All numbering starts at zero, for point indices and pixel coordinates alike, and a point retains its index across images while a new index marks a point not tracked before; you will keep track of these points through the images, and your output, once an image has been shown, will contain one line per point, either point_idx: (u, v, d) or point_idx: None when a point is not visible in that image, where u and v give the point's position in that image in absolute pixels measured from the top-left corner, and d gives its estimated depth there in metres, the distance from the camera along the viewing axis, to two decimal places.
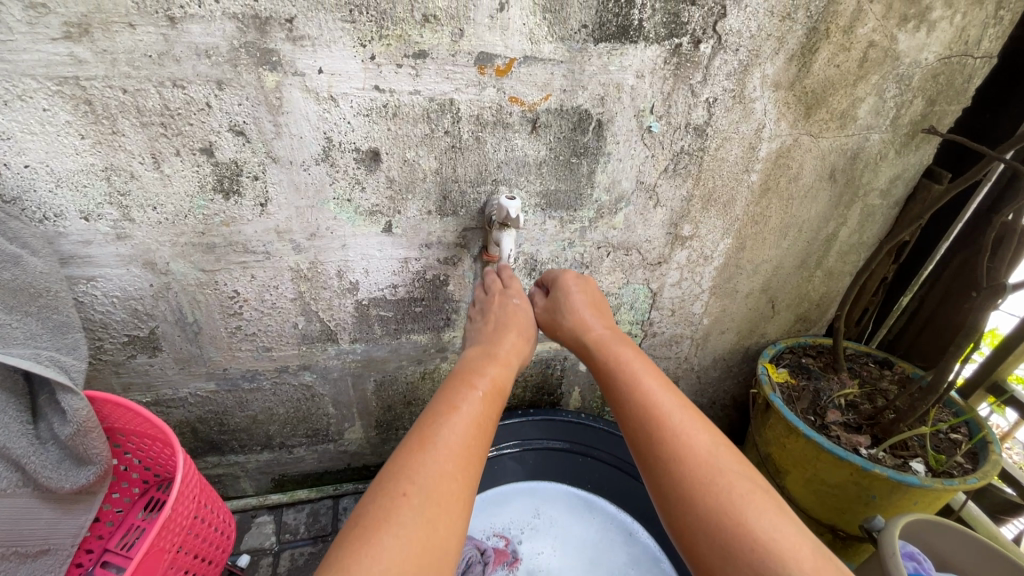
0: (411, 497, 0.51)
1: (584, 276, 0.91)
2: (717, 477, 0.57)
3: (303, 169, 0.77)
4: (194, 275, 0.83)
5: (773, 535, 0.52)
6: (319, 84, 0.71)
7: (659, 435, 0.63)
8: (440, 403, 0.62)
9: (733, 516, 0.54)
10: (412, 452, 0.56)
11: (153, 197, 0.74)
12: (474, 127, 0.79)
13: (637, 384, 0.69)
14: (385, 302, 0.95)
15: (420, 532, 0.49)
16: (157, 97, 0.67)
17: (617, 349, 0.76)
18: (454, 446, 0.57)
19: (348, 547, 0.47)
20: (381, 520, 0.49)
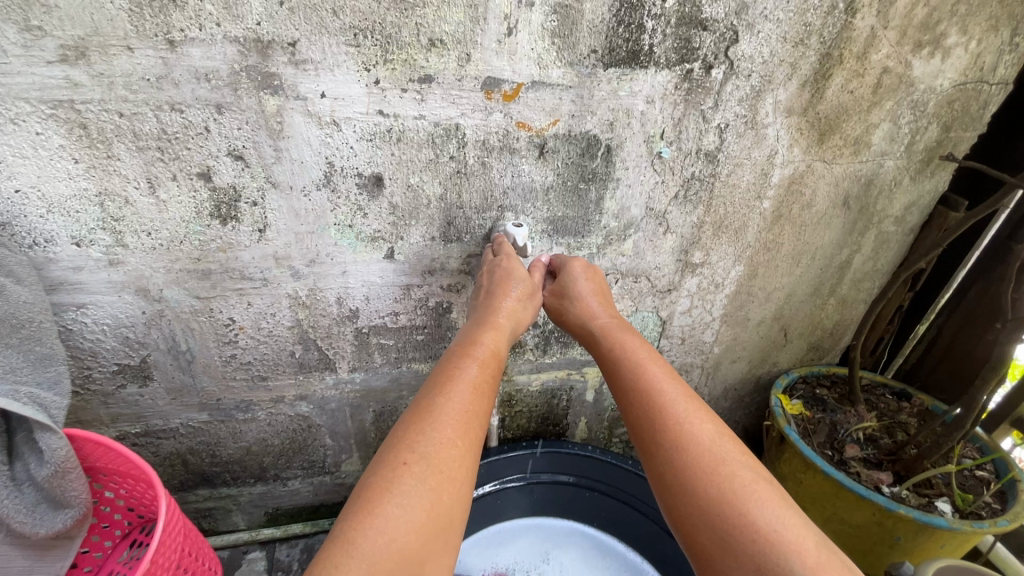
0: (414, 469, 0.53)
1: (593, 265, 0.87)
2: (720, 466, 0.58)
3: (304, 194, 0.75)
4: (188, 302, 0.80)
5: (777, 526, 0.52)
6: (321, 109, 0.69)
7: (661, 422, 0.63)
8: (441, 380, 0.64)
9: (735, 504, 0.54)
10: (415, 429, 0.57)
11: (147, 222, 0.72)
12: (480, 153, 0.77)
13: (642, 374, 0.69)
14: (387, 330, 0.92)
15: (424, 502, 0.51)
16: (154, 120, 0.65)
17: (621, 339, 0.75)
18: (454, 418, 0.59)
19: (353, 519, 0.49)
20: (386, 491, 0.51)
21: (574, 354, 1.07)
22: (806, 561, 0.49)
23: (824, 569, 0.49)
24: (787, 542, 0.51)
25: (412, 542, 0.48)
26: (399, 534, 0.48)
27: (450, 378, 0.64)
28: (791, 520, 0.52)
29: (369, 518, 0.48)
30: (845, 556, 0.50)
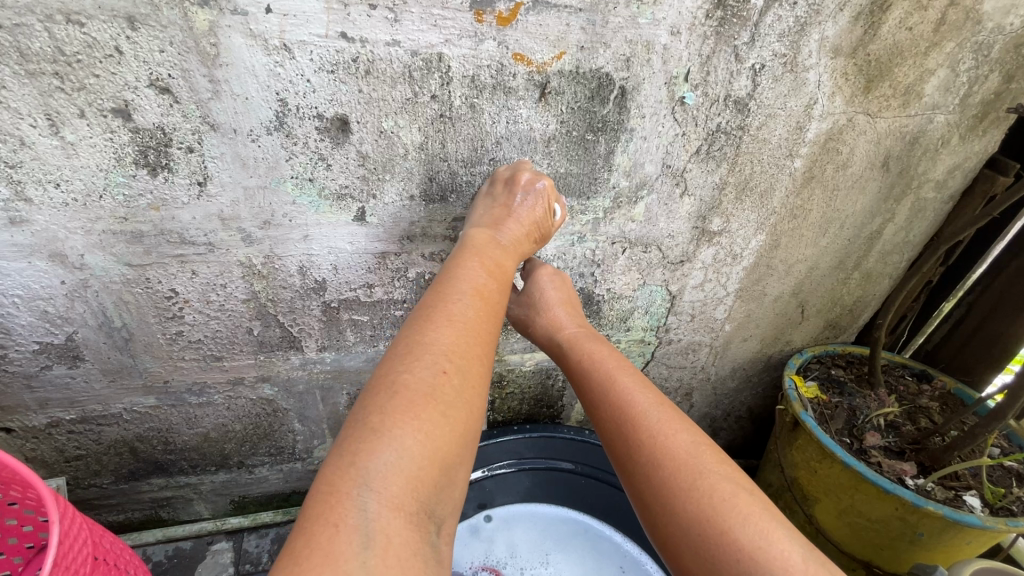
0: (447, 369, 0.45)
1: (562, 273, 0.77)
2: (698, 478, 0.48)
3: (251, 140, 0.61)
4: (118, 271, 0.67)
5: (761, 544, 0.43)
6: (267, 28, 0.54)
7: (635, 435, 0.53)
8: (438, 293, 0.53)
9: (714, 523, 0.45)
10: (425, 337, 0.48)
11: (53, 170, 0.58)
12: (469, 92, 0.63)
13: (612, 380, 0.59)
14: (359, 305, 0.80)
15: (463, 404, 0.44)
16: (46, 35, 0.50)
17: (585, 347, 0.66)
18: (476, 325, 0.51)
19: (388, 418, 0.41)
20: (422, 392, 0.43)
21: None
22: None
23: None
24: (774, 561, 0.42)
25: (450, 445, 0.42)
26: (439, 432, 0.41)
27: (468, 292, 0.54)
28: (776, 534, 0.44)
29: (404, 421, 0.40)
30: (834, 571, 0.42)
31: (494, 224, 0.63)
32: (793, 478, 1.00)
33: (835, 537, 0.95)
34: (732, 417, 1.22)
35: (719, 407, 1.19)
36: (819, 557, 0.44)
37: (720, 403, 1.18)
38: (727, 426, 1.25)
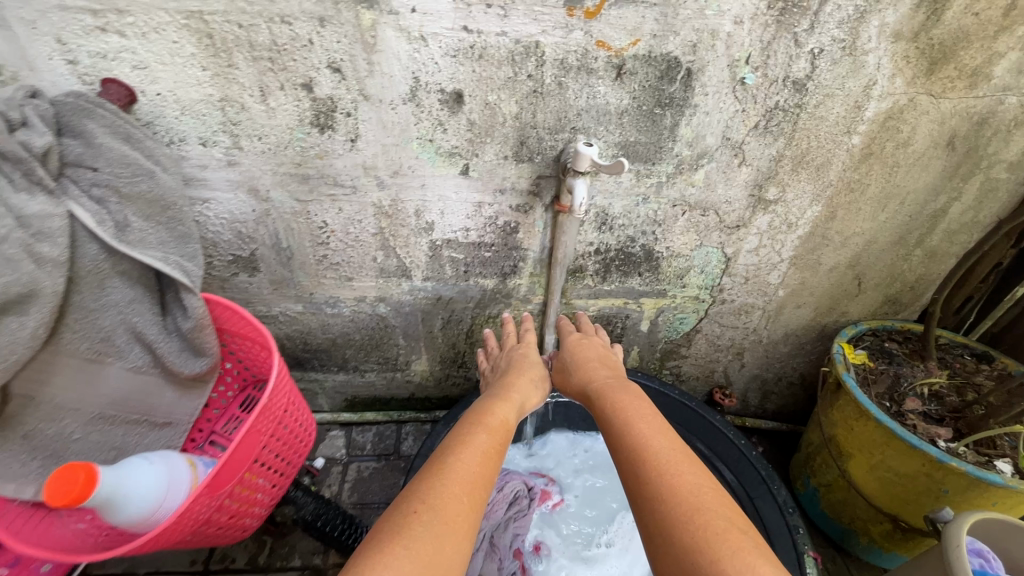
0: (462, 508, 0.60)
1: (593, 338, 1.01)
2: (691, 516, 0.58)
3: (391, 108, 0.80)
4: (290, 204, 0.91)
5: (746, 574, 0.51)
6: (411, 24, 0.73)
7: (643, 471, 0.65)
8: (453, 450, 0.68)
9: (706, 553, 0.54)
10: (434, 492, 0.60)
11: (259, 127, 0.82)
12: (558, 72, 0.78)
13: (629, 428, 0.72)
14: (458, 244, 0.99)
15: (468, 535, 0.58)
16: (267, 33, 0.72)
17: (611, 399, 0.81)
18: (484, 464, 0.67)
19: (398, 532, 0.55)
20: (430, 517, 0.57)
21: (633, 285, 1.08)
22: None
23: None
24: None
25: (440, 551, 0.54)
26: (428, 559, 0.53)
27: (477, 444, 0.70)
28: (761, 568, 0.52)
29: (409, 535, 0.55)
30: None
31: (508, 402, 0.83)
32: (831, 435, 1.08)
33: (865, 489, 1.03)
34: (783, 381, 1.31)
35: (771, 370, 1.28)
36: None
37: (772, 366, 1.27)
38: (777, 391, 1.33)
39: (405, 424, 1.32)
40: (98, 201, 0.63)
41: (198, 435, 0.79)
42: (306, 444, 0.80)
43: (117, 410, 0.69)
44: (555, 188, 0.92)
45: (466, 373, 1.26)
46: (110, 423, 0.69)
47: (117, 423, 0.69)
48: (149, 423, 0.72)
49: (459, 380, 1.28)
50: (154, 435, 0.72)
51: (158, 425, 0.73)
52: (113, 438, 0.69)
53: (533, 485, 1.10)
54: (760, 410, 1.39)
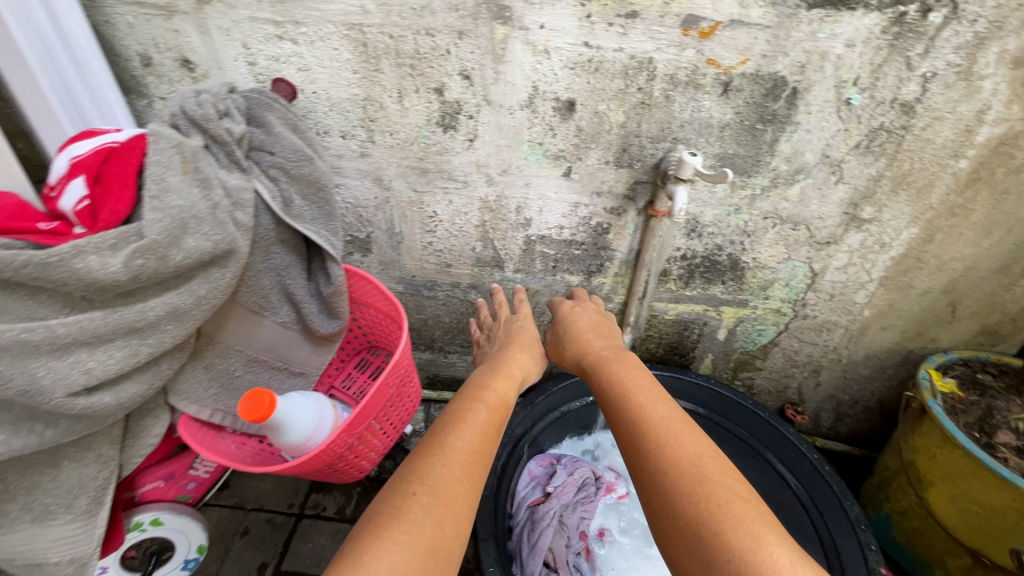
0: (459, 490, 0.65)
1: (587, 306, 1.06)
2: (692, 488, 0.63)
3: (510, 113, 0.89)
4: (408, 194, 1.02)
5: (748, 543, 0.57)
6: (538, 38, 0.81)
7: (646, 448, 0.70)
8: (452, 428, 0.73)
9: (709, 523, 0.59)
10: (426, 473, 0.65)
11: (392, 124, 0.93)
12: (667, 86, 0.84)
13: (630, 406, 0.77)
14: (551, 240, 1.07)
15: (463, 514, 0.64)
16: (412, 43, 0.83)
17: (614, 374, 0.86)
18: (476, 445, 0.71)
19: (389, 512, 0.60)
20: (425, 493, 0.63)
21: (715, 292, 1.12)
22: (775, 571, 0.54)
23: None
24: (758, 558, 0.55)
25: (438, 529, 0.60)
26: (428, 535, 0.59)
27: (467, 421, 0.75)
28: (761, 533, 0.57)
29: (406, 514, 0.60)
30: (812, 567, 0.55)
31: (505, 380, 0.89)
32: (910, 460, 1.06)
33: (944, 520, 1.01)
34: (859, 405, 1.29)
35: (848, 391, 1.27)
36: (805, 561, 0.56)
37: (849, 387, 1.26)
38: (852, 413, 1.31)
39: None
40: (273, 179, 0.75)
41: (321, 387, 0.92)
42: (414, 402, 0.88)
43: (267, 357, 0.81)
44: (650, 194, 0.98)
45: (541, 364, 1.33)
46: (261, 367, 0.81)
47: (265, 367, 0.81)
48: (287, 372, 0.84)
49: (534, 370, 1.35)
50: (290, 382, 0.84)
51: (293, 375, 0.85)
52: (262, 379, 0.81)
53: (600, 474, 1.15)
54: (831, 432, 1.37)
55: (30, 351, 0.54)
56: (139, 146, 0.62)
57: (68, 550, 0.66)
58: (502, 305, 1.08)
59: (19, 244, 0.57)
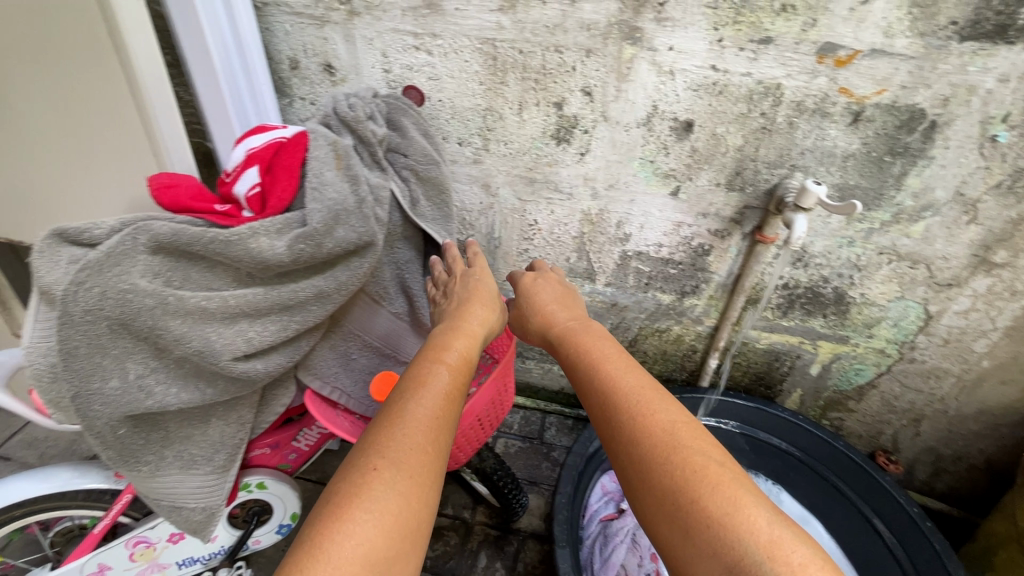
0: (423, 458, 0.54)
1: (547, 272, 0.92)
2: (669, 457, 0.56)
3: (625, 130, 0.91)
4: (512, 201, 1.06)
5: (728, 510, 0.51)
6: (665, 60, 0.83)
7: (618, 416, 0.62)
8: (405, 389, 0.61)
9: (689, 494, 0.53)
10: (380, 447, 0.54)
11: (508, 134, 0.97)
12: (792, 113, 0.83)
13: (600, 370, 0.68)
14: (647, 257, 1.07)
15: (432, 482, 0.54)
16: (540, 58, 0.87)
17: (585, 338, 0.75)
18: (441, 406, 0.60)
19: (343, 497, 0.50)
20: (376, 468, 0.52)
21: (814, 325, 1.08)
22: (760, 540, 0.49)
23: (775, 547, 0.49)
24: (742, 526, 0.50)
25: (404, 512, 0.50)
26: (390, 517, 0.49)
27: (424, 379, 0.63)
28: (742, 500, 0.52)
29: (360, 500, 0.49)
30: (797, 530, 0.51)
31: (470, 333, 0.72)
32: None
33: None
34: (963, 461, 1.20)
35: (951, 445, 1.18)
36: (781, 519, 0.52)
37: (953, 441, 1.17)
38: (952, 470, 1.22)
39: (550, 414, 1.43)
40: (404, 180, 0.81)
41: None
42: (509, 400, 0.90)
43: (378, 343, 0.85)
44: (758, 219, 0.96)
45: None
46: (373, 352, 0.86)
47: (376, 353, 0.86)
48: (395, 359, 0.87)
49: None
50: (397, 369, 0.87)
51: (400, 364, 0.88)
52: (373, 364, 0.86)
53: None
54: (925, 487, 1.28)
55: (207, 316, 0.63)
56: (301, 145, 0.68)
57: (205, 497, 0.74)
58: (455, 261, 0.82)
59: (200, 223, 0.66)
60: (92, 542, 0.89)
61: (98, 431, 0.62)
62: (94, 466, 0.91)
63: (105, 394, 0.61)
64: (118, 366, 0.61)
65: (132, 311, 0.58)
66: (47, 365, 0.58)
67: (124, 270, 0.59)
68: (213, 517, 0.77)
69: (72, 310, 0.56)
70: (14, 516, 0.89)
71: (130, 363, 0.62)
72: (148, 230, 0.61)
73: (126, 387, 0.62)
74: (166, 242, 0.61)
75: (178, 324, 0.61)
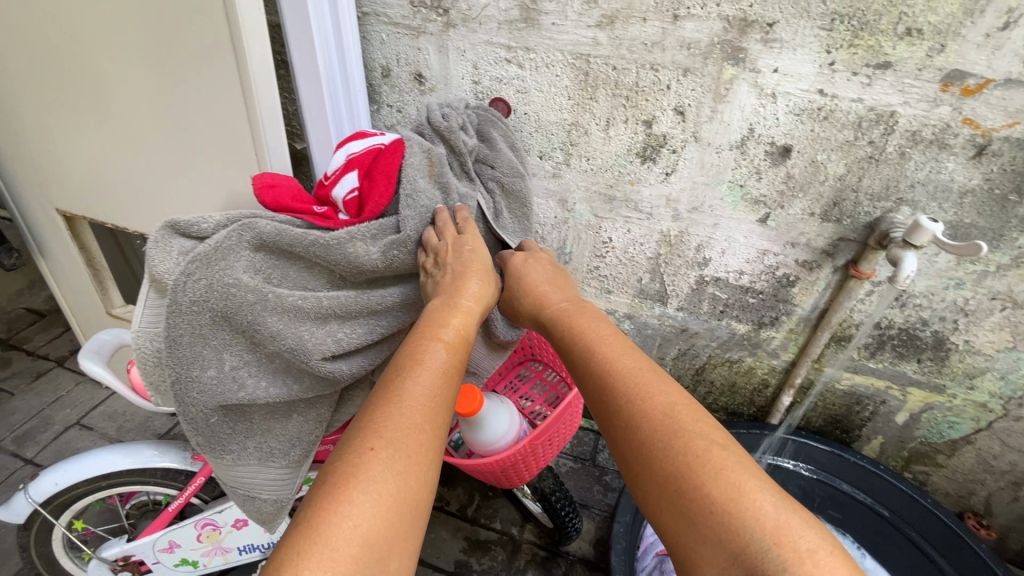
0: (419, 441, 0.51)
1: (538, 251, 0.81)
2: (670, 442, 0.53)
3: (716, 151, 0.88)
4: (588, 218, 1.04)
5: (732, 496, 0.48)
6: (768, 82, 0.79)
7: (616, 402, 0.57)
8: (398, 365, 0.57)
9: (689, 480, 0.50)
10: (372, 428, 0.50)
11: (591, 150, 0.95)
12: (905, 142, 0.78)
13: (596, 354, 0.63)
14: (725, 284, 1.03)
15: (432, 463, 0.51)
16: (634, 75, 0.85)
17: (581, 320, 0.69)
18: (436, 383, 0.56)
19: (334, 483, 0.46)
20: (369, 451, 0.48)
21: (906, 370, 1.00)
22: (765, 526, 0.47)
23: (782, 532, 0.46)
24: (745, 512, 0.47)
25: (399, 501, 0.47)
26: (387, 504, 0.46)
27: (420, 356, 0.58)
28: (748, 486, 0.49)
29: (354, 486, 0.46)
30: (803, 514, 0.48)
31: (465, 310, 0.65)
32: None
33: None
34: None
35: None
36: (784, 500, 0.49)
37: None
38: None
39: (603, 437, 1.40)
40: (490, 192, 0.82)
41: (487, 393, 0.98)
42: (578, 421, 0.86)
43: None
44: (854, 253, 0.90)
45: None
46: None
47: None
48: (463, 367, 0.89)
49: None
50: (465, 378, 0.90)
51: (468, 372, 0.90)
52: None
53: None
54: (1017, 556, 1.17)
55: (301, 314, 0.66)
56: (398, 151, 0.70)
57: (279, 487, 0.78)
58: (445, 226, 0.70)
59: (300, 223, 0.68)
60: (165, 520, 0.94)
61: (193, 414, 0.67)
62: (172, 446, 0.96)
63: (203, 382, 0.65)
64: (216, 356, 0.65)
65: (234, 305, 0.62)
66: (153, 349, 0.65)
67: (228, 265, 0.63)
68: (285, 505, 0.80)
69: (180, 299, 0.61)
70: (99, 486, 0.95)
71: (227, 354, 0.66)
72: (250, 229, 0.64)
73: (221, 377, 0.66)
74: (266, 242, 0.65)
75: (275, 319, 0.64)
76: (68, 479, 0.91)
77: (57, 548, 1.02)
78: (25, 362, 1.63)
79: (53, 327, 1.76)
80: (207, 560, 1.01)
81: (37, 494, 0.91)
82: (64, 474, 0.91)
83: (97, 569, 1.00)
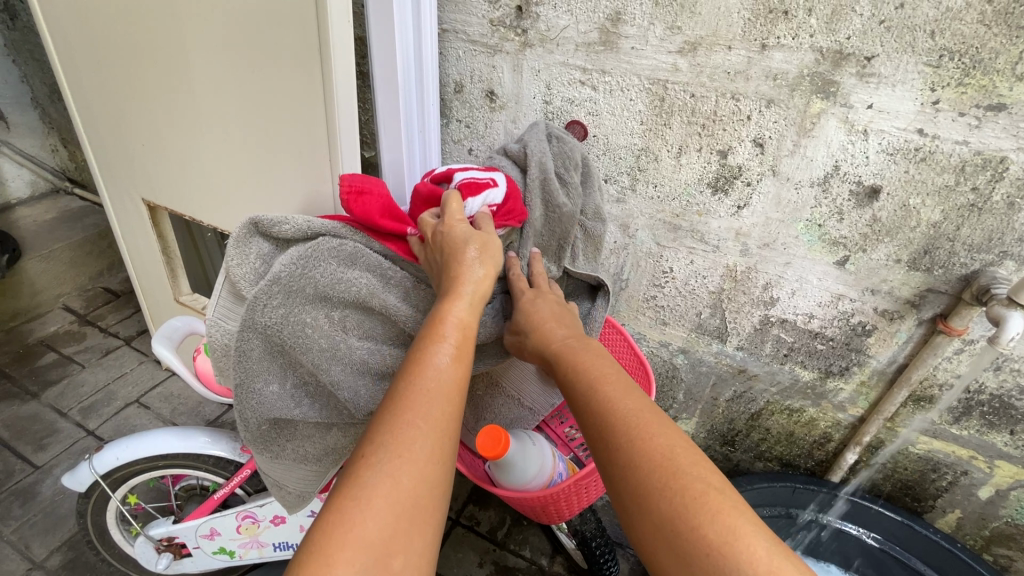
0: (423, 453, 0.49)
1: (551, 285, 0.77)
2: (668, 482, 0.49)
3: (795, 188, 0.83)
4: (649, 245, 1.01)
5: (727, 539, 0.45)
6: (860, 118, 0.75)
7: (612, 437, 0.54)
8: (404, 371, 0.55)
9: (685, 523, 0.47)
10: (377, 441, 0.49)
11: (659, 177, 0.92)
12: (1014, 191, 0.71)
13: (596, 389, 0.58)
14: (793, 327, 0.97)
15: (437, 464, 0.50)
16: (713, 104, 0.82)
17: (582, 355, 0.64)
18: (443, 384, 0.54)
19: (342, 499, 0.46)
20: (373, 467, 0.48)
21: (994, 441, 0.91)
22: (757, 569, 0.44)
23: None
24: (738, 556, 0.45)
25: (405, 514, 0.46)
26: (392, 520, 0.46)
27: (419, 360, 0.55)
28: (742, 529, 0.46)
29: (359, 503, 0.46)
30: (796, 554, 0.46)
31: (463, 300, 0.61)
32: None
33: None
34: None
35: None
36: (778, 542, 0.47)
37: None
38: None
39: None
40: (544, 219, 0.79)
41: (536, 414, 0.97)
42: None
43: (501, 381, 0.88)
44: (944, 306, 0.83)
45: (729, 452, 1.21)
46: (497, 391, 0.89)
47: (499, 392, 0.89)
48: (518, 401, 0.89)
49: (716, 454, 1.24)
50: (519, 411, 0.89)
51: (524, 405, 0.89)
52: (495, 401, 0.89)
53: None
54: None
55: (361, 368, 0.72)
56: (514, 218, 0.75)
57: (301, 487, 0.84)
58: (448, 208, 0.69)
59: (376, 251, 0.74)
60: (209, 507, 0.97)
61: (248, 418, 0.71)
62: (225, 435, 0.98)
63: (264, 395, 0.70)
64: (280, 374, 0.70)
65: (303, 346, 0.68)
66: (225, 343, 0.70)
67: (302, 304, 0.67)
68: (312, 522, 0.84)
69: (257, 318, 0.65)
70: (155, 466, 0.98)
71: (288, 373, 0.71)
72: (319, 277, 0.67)
73: (282, 393, 0.71)
74: (331, 297, 0.68)
75: (337, 371, 0.71)
76: (128, 455, 0.95)
77: (110, 519, 1.07)
78: (97, 338, 1.74)
79: (124, 308, 1.87)
80: (243, 552, 1.03)
81: (99, 466, 0.95)
82: (125, 450, 0.95)
83: (142, 546, 1.03)
